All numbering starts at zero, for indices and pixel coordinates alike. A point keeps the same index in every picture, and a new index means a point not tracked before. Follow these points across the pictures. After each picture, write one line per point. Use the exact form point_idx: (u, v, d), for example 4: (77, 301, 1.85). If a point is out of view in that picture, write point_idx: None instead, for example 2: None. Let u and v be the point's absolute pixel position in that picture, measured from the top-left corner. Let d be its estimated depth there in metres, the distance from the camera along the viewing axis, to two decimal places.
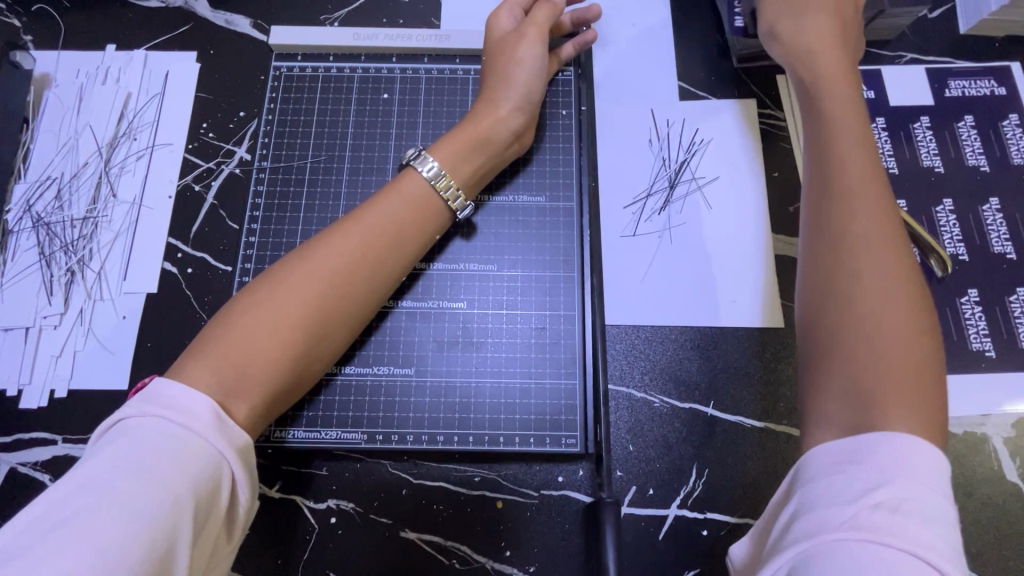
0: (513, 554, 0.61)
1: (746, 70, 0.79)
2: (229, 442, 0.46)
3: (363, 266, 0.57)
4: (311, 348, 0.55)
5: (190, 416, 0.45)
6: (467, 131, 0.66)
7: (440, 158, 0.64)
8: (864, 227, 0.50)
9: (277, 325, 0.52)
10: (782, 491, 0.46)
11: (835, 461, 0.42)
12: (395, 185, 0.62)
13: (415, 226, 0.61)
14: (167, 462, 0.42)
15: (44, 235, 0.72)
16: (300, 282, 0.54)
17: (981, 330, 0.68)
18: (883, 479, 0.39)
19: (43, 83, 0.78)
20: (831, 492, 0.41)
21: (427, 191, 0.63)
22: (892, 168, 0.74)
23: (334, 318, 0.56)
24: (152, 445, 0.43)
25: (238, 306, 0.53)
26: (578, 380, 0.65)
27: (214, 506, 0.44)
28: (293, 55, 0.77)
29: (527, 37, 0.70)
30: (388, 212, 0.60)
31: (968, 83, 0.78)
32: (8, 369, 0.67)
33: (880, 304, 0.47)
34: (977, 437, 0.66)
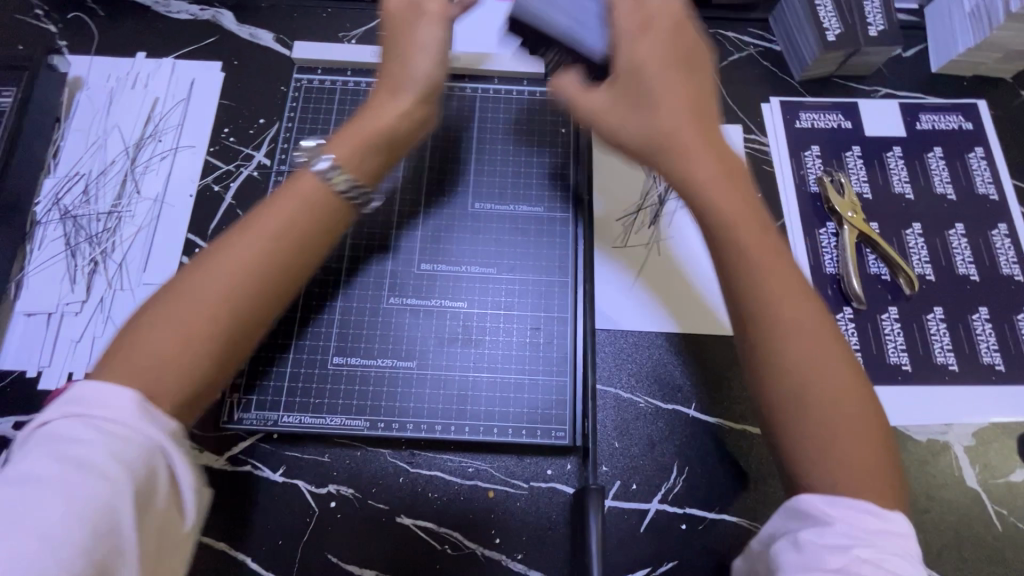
0: (502, 542, 0.65)
1: (732, 99, 0.85)
2: (159, 428, 0.44)
3: (266, 271, 0.51)
4: (225, 362, 0.50)
5: (109, 408, 0.43)
6: (363, 123, 0.60)
7: (337, 155, 0.57)
8: (780, 299, 0.51)
9: (174, 350, 0.47)
10: (768, 529, 0.51)
11: (823, 508, 0.47)
12: (289, 186, 0.55)
13: (317, 222, 0.54)
14: (97, 449, 0.41)
15: (70, 226, 0.76)
16: (193, 298, 0.49)
17: (945, 345, 0.73)
18: (865, 538, 0.45)
19: (75, 85, 0.83)
20: (820, 542, 0.46)
21: (323, 189, 0.55)
22: (866, 193, 0.80)
23: (243, 327, 0.50)
24: (73, 439, 0.42)
25: (120, 345, 0.47)
26: (569, 377, 0.69)
27: (155, 487, 0.43)
28: (314, 69, 0.83)
29: (410, 24, 0.63)
30: (285, 213, 0.53)
31: (937, 117, 0.84)
32: (30, 352, 0.71)
33: (821, 377, 0.49)
34: (940, 445, 0.70)
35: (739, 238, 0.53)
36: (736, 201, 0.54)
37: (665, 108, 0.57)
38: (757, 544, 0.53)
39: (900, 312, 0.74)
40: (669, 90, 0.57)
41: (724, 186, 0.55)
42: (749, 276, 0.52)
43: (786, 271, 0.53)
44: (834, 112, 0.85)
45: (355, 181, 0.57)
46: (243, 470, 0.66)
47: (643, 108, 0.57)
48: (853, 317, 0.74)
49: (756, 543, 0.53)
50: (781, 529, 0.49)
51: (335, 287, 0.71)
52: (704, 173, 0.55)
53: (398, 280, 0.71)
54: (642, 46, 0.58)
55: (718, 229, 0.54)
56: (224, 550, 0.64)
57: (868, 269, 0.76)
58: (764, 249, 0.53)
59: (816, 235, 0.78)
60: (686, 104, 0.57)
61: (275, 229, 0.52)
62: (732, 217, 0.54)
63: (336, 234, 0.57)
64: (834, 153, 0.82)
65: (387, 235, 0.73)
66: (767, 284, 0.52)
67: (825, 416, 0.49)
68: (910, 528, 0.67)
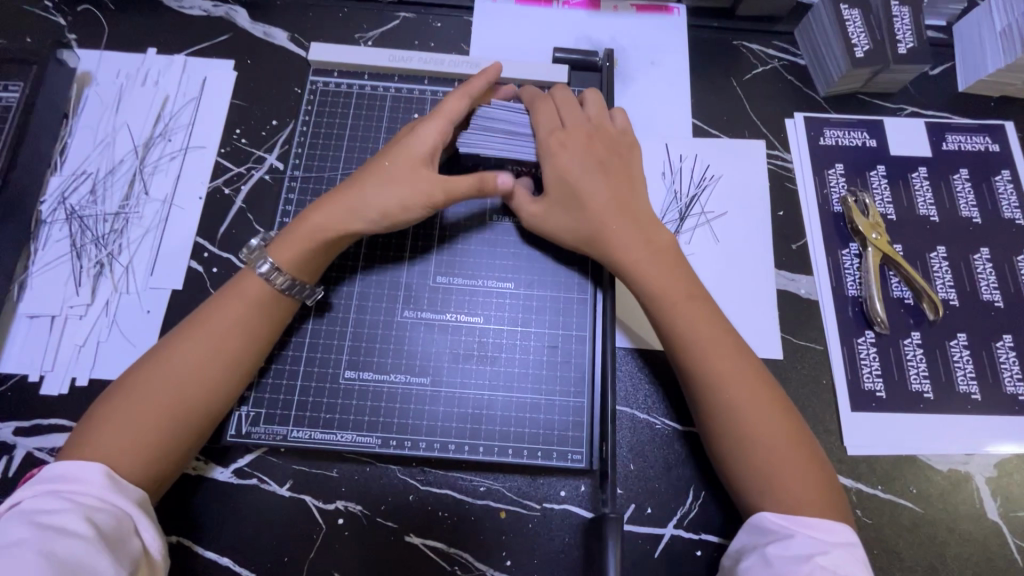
0: (513, 564, 0.63)
1: (756, 113, 0.83)
2: (127, 496, 0.52)
3: (215, 369, 0.58)
4: (184, 446, 0.57)
5: (82, 483, 0.51)
6: (315, 230, 0.63)
7: (278, 258, 0.62)
8: (708, 350, 0.60)
9: (136, 443, 0.54)
10: (737, 544, 0.56)
11: (785, 523, 0.53)
12: (235, 288, 0.62)
13: (259, 314, 0.61)
14: (72, 517, 0.48)
15: (76, 227, 0.75)
16: (145, 397, 0.56)
17: (968, 372, 0.72)
18: (823, 548, 0.51)
19: (84, 81, 0.81)
20: (786, 554, 0.51)
21: (266, 289, 0.61)
22: (890, 214, 0.79)
23: (201, 416, 0.58)
24: (51, 511, 0.48)
25: (83, 436, 0.54)
26: (586, 398, 0.67)
27: (127, 544, 0.50)
28: (329, 70, 0.80)
29: (413, 164, 0.63)
30: (230, 314, 0.60)
31: (964, 138, 0.82)
32: (32, 355, 0.69)
33: (761, 419, 0.57)
34: (961, 475, 0.69)
35: (668, 302, 0.62)
36: (665, 268, 0.63)
37: (597, 199, 0.65)
38: (726, 556, 0.57)
39: (924, 337, 0.73)
40: (605, 183, 0.65)
41: (658, 252, 0.64)
42: (677, 333, 0.61)
43: (715, 322, 0.61)
44: (859, 129, 0.83)
45: (294, 280, 0.62)
46: (249, 484, 0.65)
47: (583, 197, 0.65)
48: (875, 341, 0.73)
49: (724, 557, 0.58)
50: (748, 545, 0.55)
51: (347, 298, 0.69)
52: (631, 244, 0.64)
53: (413, 292, 0.70)
54: (564, 144, 0.66)
55: (648, 295, 0.62)
56: (227, 565, 0.63)
57: (890, 293, 0.75)
58: (689, 309, 0.61)
59: (838, 256, 0.77)
60: (618, 197, 0.65)
61: (218, 327, 0.59)
62: (655, 288, 0.62)
63: (277, 327, 0.63)
64: (858, 172, 0.81)
65: (402, 245, 0.71)
66: (702, 339, 0.60)
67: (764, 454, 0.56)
68: (930, 560, 0.66)
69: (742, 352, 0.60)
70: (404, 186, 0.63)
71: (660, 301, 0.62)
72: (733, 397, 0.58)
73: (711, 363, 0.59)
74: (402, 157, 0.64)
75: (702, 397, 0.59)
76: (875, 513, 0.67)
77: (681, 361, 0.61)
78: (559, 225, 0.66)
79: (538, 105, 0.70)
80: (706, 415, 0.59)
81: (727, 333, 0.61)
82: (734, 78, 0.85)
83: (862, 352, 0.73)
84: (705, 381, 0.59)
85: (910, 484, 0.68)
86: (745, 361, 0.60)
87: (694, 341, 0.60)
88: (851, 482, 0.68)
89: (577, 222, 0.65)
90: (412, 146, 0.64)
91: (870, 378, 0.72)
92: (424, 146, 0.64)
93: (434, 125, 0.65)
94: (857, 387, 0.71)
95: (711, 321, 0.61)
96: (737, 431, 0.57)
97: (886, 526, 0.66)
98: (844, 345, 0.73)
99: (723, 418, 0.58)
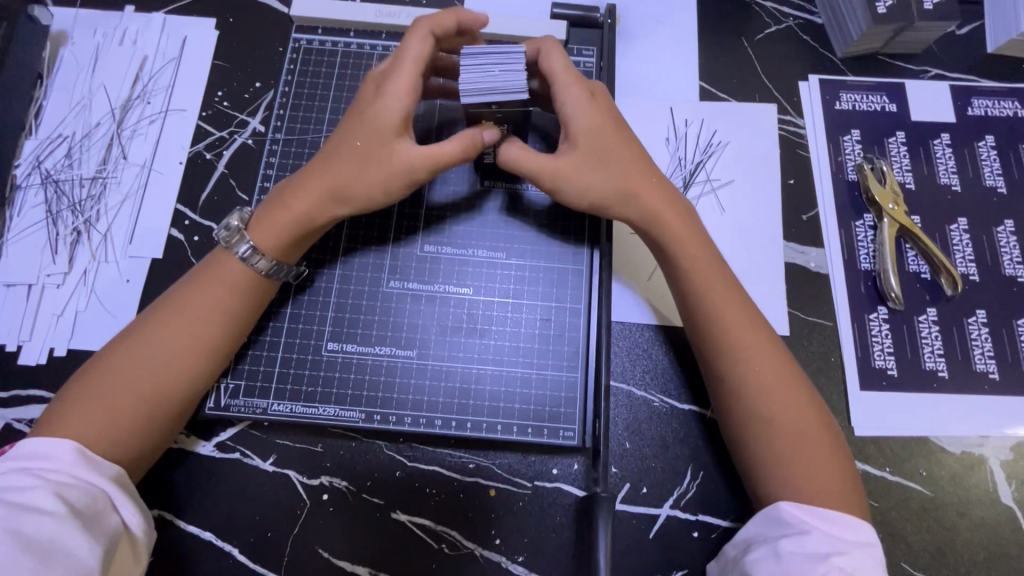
0: (502, 543, 0.61)
1: (769, 75, 0.78)
2: (101, 474, 0.50)
3: (196, 354, 0.56)
4: (163, 429, 0.55)
5: (54, 460, 0.49)
6: (295, 212, 0.58)
7: (258, 241, 0.58)
8: (740, 331, 0.56)
9: (114, 427, 0.52)
10: (744, 535, 0.55)
11: (800, 516, 0.50)
12: (211, 268, 0.58)
13: (225, 288, 0.57)
14: (40, 493, 0.46)
15: (52, 192, 0.72)
16: (121, 380, 0.53)
17: (986, 351, 0.68)
18: (840, 547, 0.48)
19: (59, 40, 0.77)
20: (798, 549, 0.49)
21: (245, 273, 0.58)
22: (908, 183, 0.74)
23: (182, 401, 0.56)
24: (19, 487, 0.46)
25: (56, 417, 0.52)
26: (580, 373, 0.64)
27: (104, 522, 0.48)
28: (314, 27, 0.75)
29: (381, 140, 0.57)
30: (209, 295, 0.57)
31: (991, 102, 0.77)
32: (10, 324, 0.67)
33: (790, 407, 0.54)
34: (975, 457, 0.65)
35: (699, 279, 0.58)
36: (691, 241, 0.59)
37: (622, 163, 0.59)
38: (731, 546, 0.56)
39: (940, 313, 0.69)
40: (630, 145, 0.60)
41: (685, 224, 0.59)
42: (706, 308, 0.57)
43: (742, 299, 0.58)
44: (878, 92, 0.77)
45: (277, 262, 0.59)
46: (231, 458, 0.63)
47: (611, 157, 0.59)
48: (888, 317, 0.69)
49: (729, 548, 0.56)
50: (756, 536, 0.53)
51: (331, 268, 0.66)
52: (664, 213, 0.59)
53: (401, 262, 0.66)
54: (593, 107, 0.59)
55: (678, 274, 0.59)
56: (209, 540, 0.61)
57: (906, 267, 0.70)
58: (713, 281, 0.58)
59: (851, 227, 0.72)
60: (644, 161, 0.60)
61: (195, 308, 0.56)
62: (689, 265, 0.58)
63: (259, 311, 0.60)
64: (876, 138, 0.76)
65: (387, 217, 0.67)
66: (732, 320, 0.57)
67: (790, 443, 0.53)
68: (939, 545, 0.63)
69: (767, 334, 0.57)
70: (378, 168, 0.57)
71: (689, 274, 0.58)
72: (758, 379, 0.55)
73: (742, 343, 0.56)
74: (369, 130, 0.58)
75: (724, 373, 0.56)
76: (881, 496, 0.64)
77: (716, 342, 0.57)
78: (576, 181, 0.58)
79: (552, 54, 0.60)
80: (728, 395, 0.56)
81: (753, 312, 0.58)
82: (745, 38, 0.80)
83: (873, 329, 0.69)
84: (731, 360, 0.56)
85: (920, 467, 0.65)
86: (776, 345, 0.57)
87: (723, 319, 0.57)
88: (859, 465, 0.65)
89: (598, 180, 0.58)
90: (381, 120, 0.57)
91: (881, 356, 0.68)
92: (393, 117, 0.57)
93: (399, 92, 0.57)
94: (867, 365, 0.68)
95: (736, 298, 0.58)
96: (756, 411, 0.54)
97: (892, 510, 0.63)
98: (854, 321, 0.69)
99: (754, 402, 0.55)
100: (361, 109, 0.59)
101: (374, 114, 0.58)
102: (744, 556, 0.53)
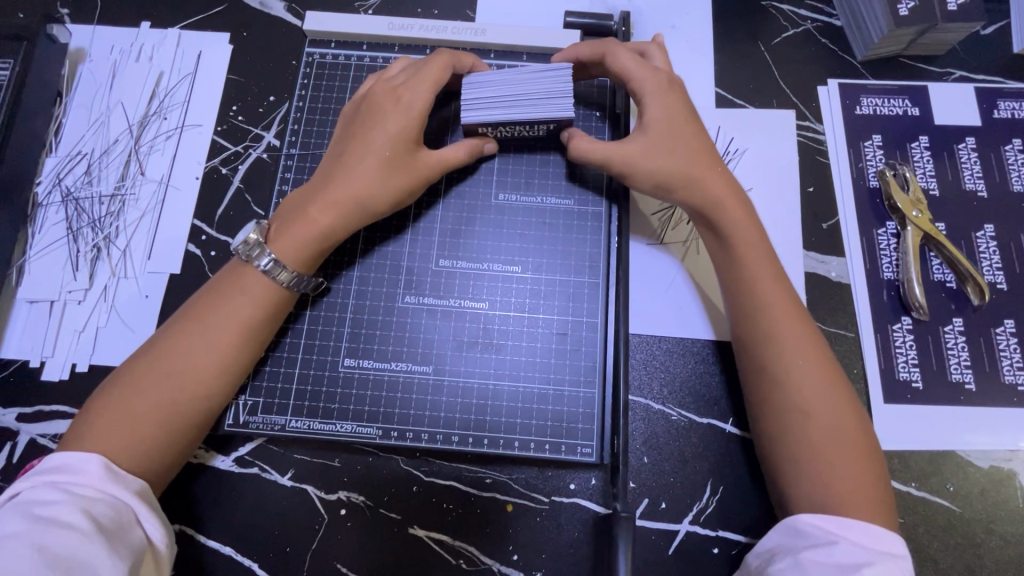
0: (520, 558, 0.61)
1: (787, 80, 0.77)
2: (125, 488, 0.50)
3: (216, 368, 0.56)
4: (185, 442, 0.56)
5: (79, 474, 0.49)
6: (320, 222, 0.59)
7: (282, 254, 0.58)
8: (787, 347, 0.56)
9: (139, 440, 0.53)
10: (767, 545, 0.53)
11: (822, 526, 0.50)
12: (233, 279, 0.59)
13: (244, 301, 0.58)
14: (65, 507, 0.46)
15: (72, 210, 0.73)
16: (146, 393, 0.54)
17: (1015, 362, 0.66)
18: (867, 558, 0.47)
19: (77, 58, 0.78)
20: (824, 559, 0.48)
21: (268, 285, 0.58)
22: (933, 189, 0.72)
23: (206, 413, 0.56)
24: (46, 501, 0.47)
25: (83, 428, 0.53)
26: (597, 389, 0.63)
27: (127, 535, 0.48)
28: (326, 41, 0.76)
29: (396, 147, 0.61)
30: (228, 308, 0.57)
31: (1018, 104, 0.75)
32: (33, 341, 0.68)
33: (835, 424, 0.53)
34: (1004, 472, 0.64)
35: (749, 282, 0.59)
36: (748, 246, 0.59)
37: (682, 145, 0.61)
38: (753, 556, 0.54)
39: (966, 324, 0.67)
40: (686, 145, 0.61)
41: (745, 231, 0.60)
42: (758, 296, 0.58)
43: (783, 286, 0.59)
44: (900, 96, 0.76)
45: (297, 274, 0.59)
46: (250, 473, 0.63)
47: (682, 141, 0.61)
48: (912, 328, 0.68)
49: (752, 557, 0.55)
50: (781, 546, 0.52)
51: (346, 283, 0.66)
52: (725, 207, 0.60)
53: (415, 277, 0.66)
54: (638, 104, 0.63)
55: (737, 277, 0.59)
56: (229, 555, 0.62)
57: (930, 276, 0.69)
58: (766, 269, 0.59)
59: (873, 235, 0.71)
60: (703, 145, 0.62)
61: (214, 323, 0.57)
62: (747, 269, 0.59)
63: (277, 321, 0.61)
64: (898, 143, 0.74)
65: (404, 213, 0.68)
66: (778, 329, 0.56)
67: (832, 461, 0.52)
68: (965, 561, 0.61)
69: (821, 350, 0.57)
70: (403, 176, 0.61)
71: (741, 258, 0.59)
72: (806, 376, 0.55)
73: (786, 361, 0.55)
74: (392, 140, 0.61)
75: (767, 361, 0.56)
76: (906, 512, 0.62)
77: (763, 354, 0.57)
78: (647, 163, 0.61)
79: (614, 56, 0.65)
80: (773, 411, 0.55)
81: (802, 319, 0.57)
82: (762, 42, 0.78)
83: (897, 339, 0.67)
84: (777, 378, 0.55)
85: (947, 482, 0.63)
86: (822, 356, 0.56)
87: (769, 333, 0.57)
88: None
89: (668, 162, 0.61)
90: (405, 133, 0.61)
91: (905, 368, 0.67)
92: (412, 128, 0.61)
93: (417, 108, 0.62)
94: (891, 377, 0.66)
95: (786, 292, 0.58)
96: (793, 397, 0.54)
97: (918, 526, 0.62)
98: (877, 332, 0.68)
99: (798, 422, 0.54)
100: (377, 125, 0.61)
101: (397, 126, 0.61)
102: (768, 566, 0.51)
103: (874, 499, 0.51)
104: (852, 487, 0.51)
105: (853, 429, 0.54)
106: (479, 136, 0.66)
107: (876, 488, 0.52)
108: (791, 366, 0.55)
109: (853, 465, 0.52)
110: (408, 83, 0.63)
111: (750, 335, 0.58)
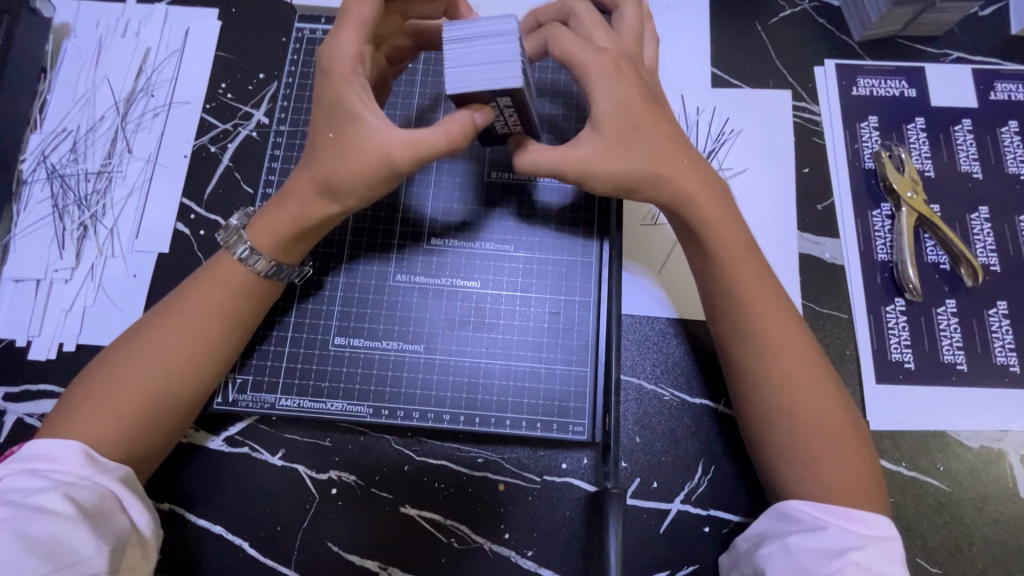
0: (511, 537, 0.61)
1: (784, 60, 0.76)
2: (104, 472, 0.49)
3: (198, 354, 0.55)
4: (170, 430, 0.55)
5: (61, 461, 0.48)
6: (291, 215, 0.56)
7: (260, 248, 0.57)
8: (778, 340, 0.55)
9: (121, 426, 0.52)
10: (757, 530, 0.54)
11: (812, 512, 0.50)
12: (214, 264, 0.58)
13: (227, 288, 0.57)
14: (49, 492, 0.46)
15: (58, 186, 0.72)
16: (126, 377, 0.53)
17: (1007, 343, 0.66)
18: (857, 542, 0.48)
19: (62, 33, 0.76)
20: (813, 545, 0.48)
21: (243, 272, 0.58)
22: (928, 171, 0.72)
23: (189, 400, 0.55)
24: (29, 488, 0.46)
25: (63, 418, 0.52)
26: (589, 368, 0.63)
27: (111, 520, 0.48)
28: (317, 17, 0.74)
29: (345, 121, 0.53)
30: (209, 294, 0.57)
31: (1015, 86, 0.74)
32: (19, 320, 0.67)
33: (823, 420, 0.53)
34: (994, 452, 0.64)
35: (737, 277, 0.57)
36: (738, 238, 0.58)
37: (640, 132, 0.56)
38: (742, 540, 0.55)
39: (959, 306, 0.67)
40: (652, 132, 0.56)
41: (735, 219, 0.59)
42: (737, 284, 0.57)
43: (763, 274, 0.57)
44: (897, 77, 0.75)
45: (275, 262, 0.58)
46: (240, 452, 0.63)
47: (637, 129, 0.56)
48: (905, 309, 0.67)
49: (741, 541, 0.55)
50: (770, 531, 0.52)
51: (337, 263, 0.65)
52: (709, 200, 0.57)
53: (406, 256, 0.66)
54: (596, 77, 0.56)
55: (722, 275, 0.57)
56: (219, 534, 0.61)
57: (924, 258, 0.69)
58: (754, 259, 0.58)
59: (868, 217, 0.70)
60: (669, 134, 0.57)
61: (196, 308, 0.56)
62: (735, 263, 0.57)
63: (263, 309, 0.60)
64: (894, 125, 0.74)
65: (394, 204, 0.67)
66: (767, 324, 0.55)
67: (819, 455, 0.52)
68: (955, 541, 0.62)
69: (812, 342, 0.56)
70: (358, 159, 0.52)
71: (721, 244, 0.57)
72: (787, 359, 0.54)
73: (776, 355, 0.54)
74: (332, 114, 0.54)
75: (755, 356, 0.55)
76: (897, 491, 0.63)
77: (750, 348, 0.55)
78: (611, 164, 0.55)
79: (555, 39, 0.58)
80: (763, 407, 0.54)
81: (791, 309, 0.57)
82: (759, 21, 0.77)
83: (890, 320, 0.67)
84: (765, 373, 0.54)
85: (937, 462, 0.64)
86: (813, 349, 0.55)
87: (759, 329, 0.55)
88: None
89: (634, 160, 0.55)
90: (343, 101, 0.53)
91: (897, 349, 0.67)
92: (350, 92, 0.53)
93: (348, 66, 0.53)
94: (883, 358, 0.66)
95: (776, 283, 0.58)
96: (781, 392, 0.54)
97: (908, 505, 0.62)
98: (870, 313, 0.68)
99: (783, 417, 0.53)
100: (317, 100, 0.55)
101: (331, 97, 0.54)
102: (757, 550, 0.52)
103: (863, 490, 0.51)
104: (840, 480, 0.51)
105: (843, 424, 0.53)
106: (469, 104, 0.51)
107: (866, 480, 0.52)
108: (775, 358, 0.54)
109: (843, 459, 0.52)
110: (330, 39, 0.54)
111: (737, 336, 0.56)
